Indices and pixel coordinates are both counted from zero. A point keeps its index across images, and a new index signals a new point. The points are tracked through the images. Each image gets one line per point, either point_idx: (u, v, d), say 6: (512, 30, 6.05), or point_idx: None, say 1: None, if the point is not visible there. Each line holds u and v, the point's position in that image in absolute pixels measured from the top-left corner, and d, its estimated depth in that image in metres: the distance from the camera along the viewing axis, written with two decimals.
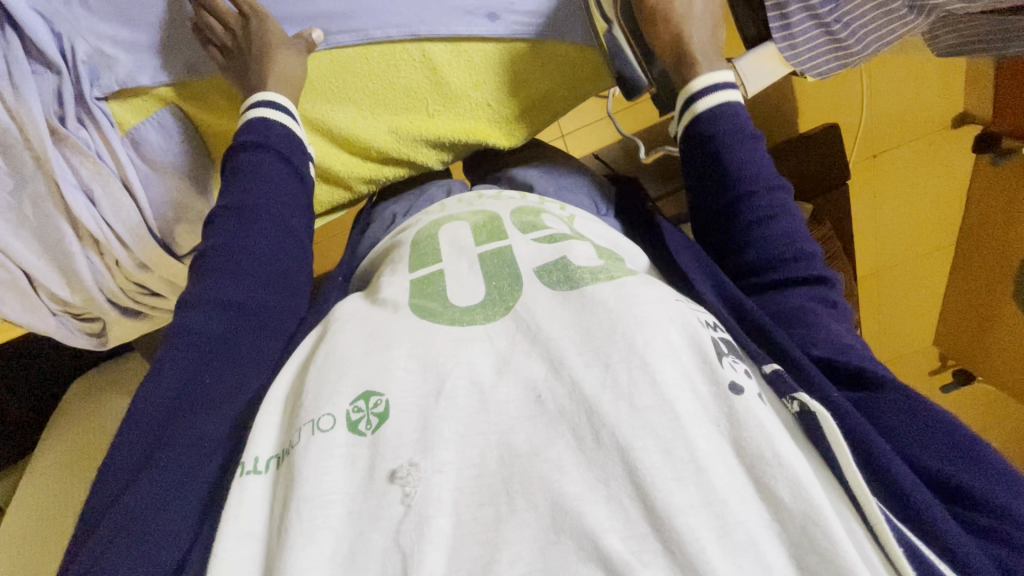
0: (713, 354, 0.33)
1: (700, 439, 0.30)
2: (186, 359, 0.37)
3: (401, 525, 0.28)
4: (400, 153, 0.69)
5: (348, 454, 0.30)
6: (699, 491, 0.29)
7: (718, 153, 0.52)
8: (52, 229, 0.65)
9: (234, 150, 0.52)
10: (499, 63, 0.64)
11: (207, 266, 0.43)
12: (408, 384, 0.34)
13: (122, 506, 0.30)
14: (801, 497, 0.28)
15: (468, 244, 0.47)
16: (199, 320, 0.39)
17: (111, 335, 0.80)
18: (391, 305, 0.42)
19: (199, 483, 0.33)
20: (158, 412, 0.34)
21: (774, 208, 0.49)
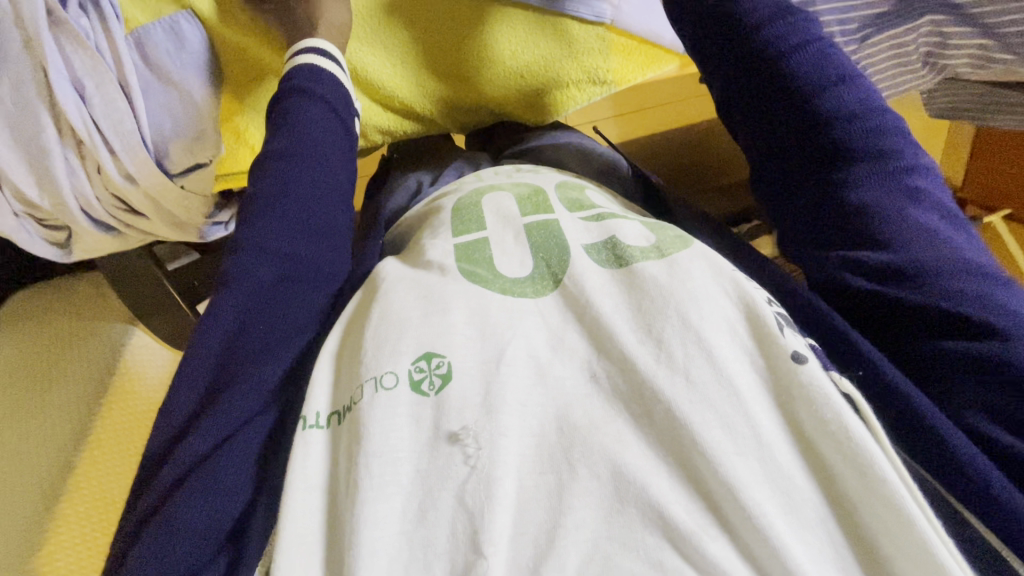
0: (773, 326, 0.32)
1: (761, 415, 0.30)
2: (237, 301, 0.36)
3: (468, 483, 0.28)
4: (425, 110, 0.66)
5: (413, 413, 0.30)
6: (762, 466, 0.29)
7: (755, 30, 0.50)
8: (29, 120, 0.53)
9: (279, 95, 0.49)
10: (542, 34, 0.64)
11: (254, 204, 0.41)
12: (470, 348, 0.33)
13: (185, 450, 0.31)
14: (865, 471, 0.28)
15: (514, 212, 0.44)
16: (247, 259, 0.37)
17: (79, 247, 0.65)
18: (437, 268, 0.39)
19: (258, 430, 0.33)
20: (214, 355, 0.34)
21: (811, 64, 0.47)
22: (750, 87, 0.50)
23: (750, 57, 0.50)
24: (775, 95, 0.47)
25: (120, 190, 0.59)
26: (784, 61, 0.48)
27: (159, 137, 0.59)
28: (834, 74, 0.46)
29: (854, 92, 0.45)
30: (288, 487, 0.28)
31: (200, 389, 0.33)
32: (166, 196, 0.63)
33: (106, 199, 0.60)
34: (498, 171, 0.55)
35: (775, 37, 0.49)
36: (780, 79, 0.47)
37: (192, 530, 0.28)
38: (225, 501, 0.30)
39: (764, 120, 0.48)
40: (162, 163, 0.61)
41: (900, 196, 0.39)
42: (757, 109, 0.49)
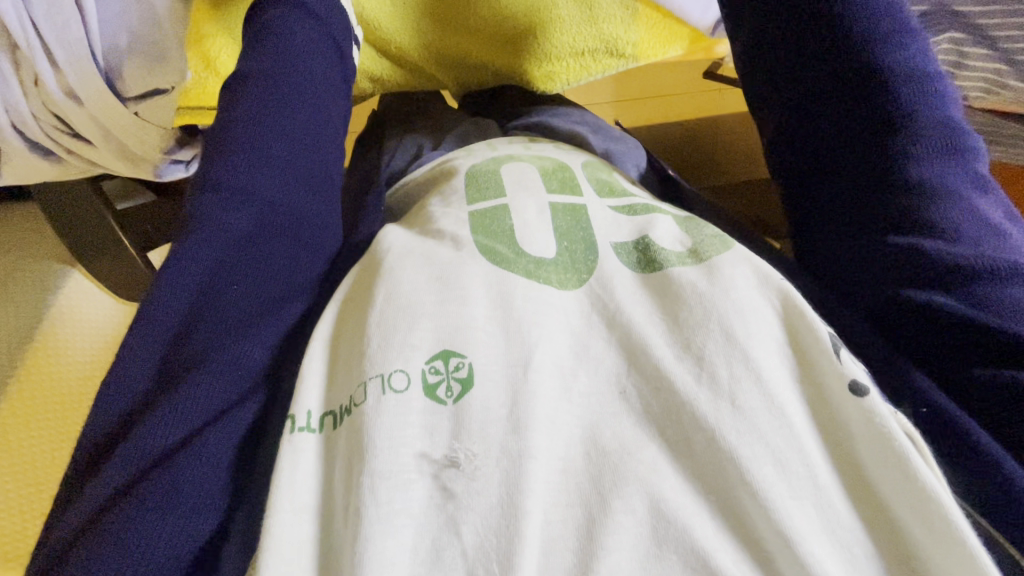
0: (829, 347, 0.28)
1: (815, 451, 0.26)
2: (203, 260, 0.30)
3: (487, 515, 0.23)
4: (423, 60, 0.57)
5: (426, 424, 0.25)
6: (819, 513, 0.25)
7: None
8: None
9: (265, 18, 0.41)
10: None
11: (224, 142, 0.34)
12: (490, 346, 0.27)
13: (138, 442, 0.25)
14: (938, 525, 0.24)
15: (539, 187, 0.36)
16: (214, 211, 0.31)
17: (6, 170, 0.54)
18: (449, 240, 0.32)
19: (233, 424, 0.27)
20: (173, 325, 0.28)
21: (876, 24, 0.43)
22: (801, 45, 0.45)
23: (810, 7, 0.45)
24: (831, 55, 0.44)
25: (61, 109, 0.49)
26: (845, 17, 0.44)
27: (113, 52, 0.48)
28: (897, 40, 0.42)
29: (919, 61, 0.41)
30: (274, 505, 0.24)
31: (155, 364, 0.28)
32: (117, 122, 0.52)
33: (44, 116, 0.50)
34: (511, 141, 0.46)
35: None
36: (842, 37, 0.43)
37: (148, 549, 0.24)
38: (186, 517, 0.25)
39: (815, 83, 0.44)
40: (113, 83, 0.50)
41: (954, 176, 0.36)
42: (809, 72, 0.45)
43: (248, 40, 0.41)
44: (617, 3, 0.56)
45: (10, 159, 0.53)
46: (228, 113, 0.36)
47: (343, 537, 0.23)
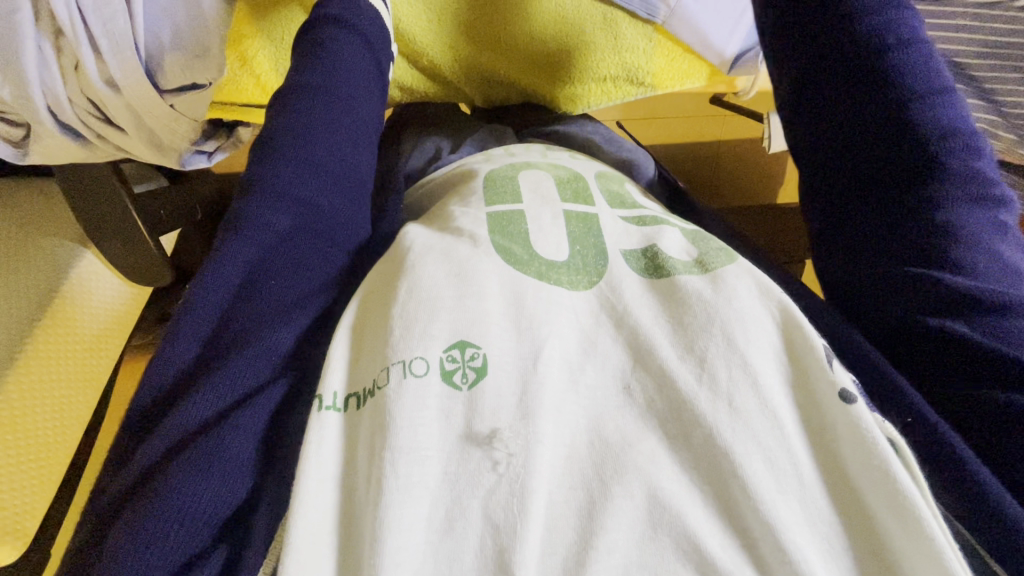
0: (823, 356, 0.31)
1: (802, 453, 0.29)
2: (249, 249, 0.32)
3: (498, 493, 0.25)
4: (452, 74, 0.59)
5: (442, 407, 0.27)
6: (803, 508, 0.28)
7: (858, 27, 0.48)
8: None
9: (313, 24, 0.44)
10: (590, 18, 0.57)
11: (269, 145, 0.37)
12: (504, 338, 0.29)
13: (180, 417, 0.28)
14: (913, 522, 0.27)
15: (554, 196, 0.39)
16: (260, 205, 0.34)
17: (38, 150, 0.56)
18: (468, 237, 0.34)
19: (264, 404, 0.29)
20: (217, 307, 0.31)
21: (910, 65, 0.46)
22: (838, 76, 0.48)
23: (850, 39, 0.48)
24: (867, 90, 0.46)
25: (99, 96, 0.52)
26: (883, 56, 0.46)
27: (155, 45, 0.51)
28: (927, 80, 0.45)
29: (946, 101, 0.44)
30: (302, 474, 0.26)
31: (196, 347, 0.30)
32: (151, 111, 0.55)
33: (80, 102, 0.52)
34: (529, 148, 0.48)
35: (879, 27, 0.47)
36: (878, 74, 0.46)
37: (190, 511, 0.26)
38: (223, 483, 0.27)
39: (847, 114, 0.47)
40: (154, 75, 0.53)
41: (973, 214, 0.40)
42: (846, 105, 0.47)
43: (295, 43, 0.44)
44: (643, 34, 0.58)
45: (44, 140, 0.55)
46: (274, 114, 0.38)
47: (366, 507, 0.25)
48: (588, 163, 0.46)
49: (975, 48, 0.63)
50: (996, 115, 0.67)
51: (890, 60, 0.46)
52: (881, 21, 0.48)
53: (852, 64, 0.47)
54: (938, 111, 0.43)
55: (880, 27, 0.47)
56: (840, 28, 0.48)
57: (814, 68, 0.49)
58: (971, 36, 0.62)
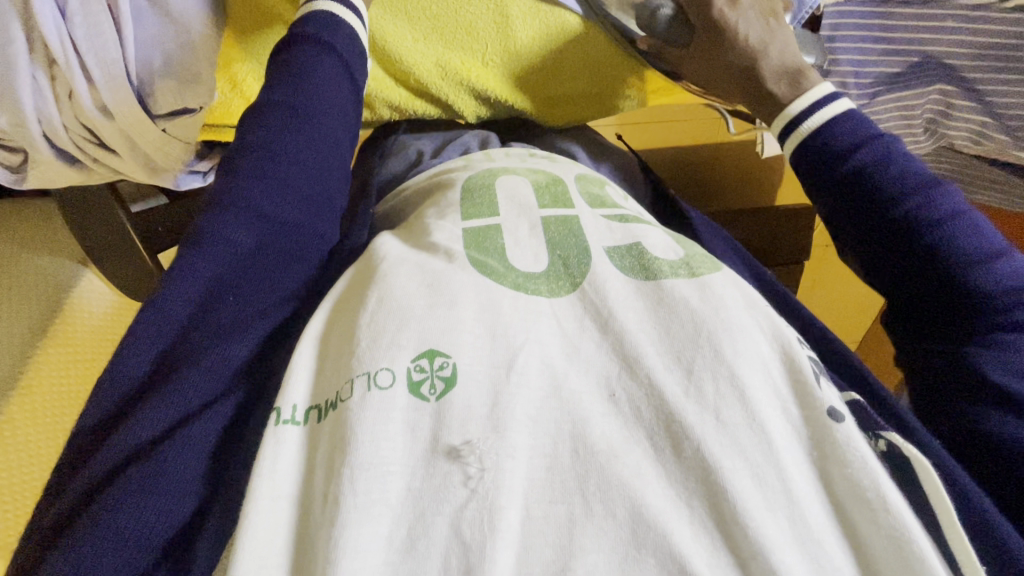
0: (809, 375, 0.30)
1: (790, 467, 0.28)
2: (208, 266, 0.32)
3: (466, 510, 0.25)
4: (439, 91, 0.58)
5: (409, 419, 0.26)
6: (791, 526, 0.26)
7: (886, 187, 0.43)
8: None
9: (288, 41, 0.44)
10: (580, 45, 0.57)
11: (240, 159, 0.37)
12: (478, 348, 0.29)
13: (125, 435, 0.27)
14: (899, 544, 0.26)
15: (532, 203, 0.38)
16: (223, 220, 0.33)
17: (34, 176, 0.58)
18: (443, 252, 0.34)
19: (213, 419, 0.29)
20: (173, 326, 0.30)
21: (958, 226, 0.41)
22: (886, 251, 0.43)
23: (882, 206, 0.43)
24: (915, 268, 0.41)
25: (92, 123, 0.53)
26: (935, 233, 0.40)
27: (146, 72, 0.52)
28: (984, 250, 0.40)
29: (1014, 270, 0.40)
30: (255, 493, 0.25)
31: (147, 364, 0.30)
32: (144, 136, 0.56)
33: (75, 128, 0.53)
34: (510, 153, 0.47)
35: (920, 203, 0.42)
36: (926, 239, 0.41)
37: (132, 530, 0.25)
38: (162, 502, 0.26)
39: (903, 284, 0.42)
40: (145, 100, 0.53)
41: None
42: (901, 278, 0.42)
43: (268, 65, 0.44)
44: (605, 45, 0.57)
45: (39, 165, 0.56)
46: (248, 129, 0.39)
47: (324, 528, 0.24)
48: (568, 166, 0.45)
49: (965, 49, 0.62)
50: (988, 116, 0.66)
51: (947, 239, 0.40)
52: (915, 192, 0.42)
53: (901, 238, 0.42)
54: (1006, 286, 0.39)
55: (918, 203, 0.42)
56: (876, 205, 0.43)
57: (861, 237, 0.44)
58: (959, 36, 0.62)
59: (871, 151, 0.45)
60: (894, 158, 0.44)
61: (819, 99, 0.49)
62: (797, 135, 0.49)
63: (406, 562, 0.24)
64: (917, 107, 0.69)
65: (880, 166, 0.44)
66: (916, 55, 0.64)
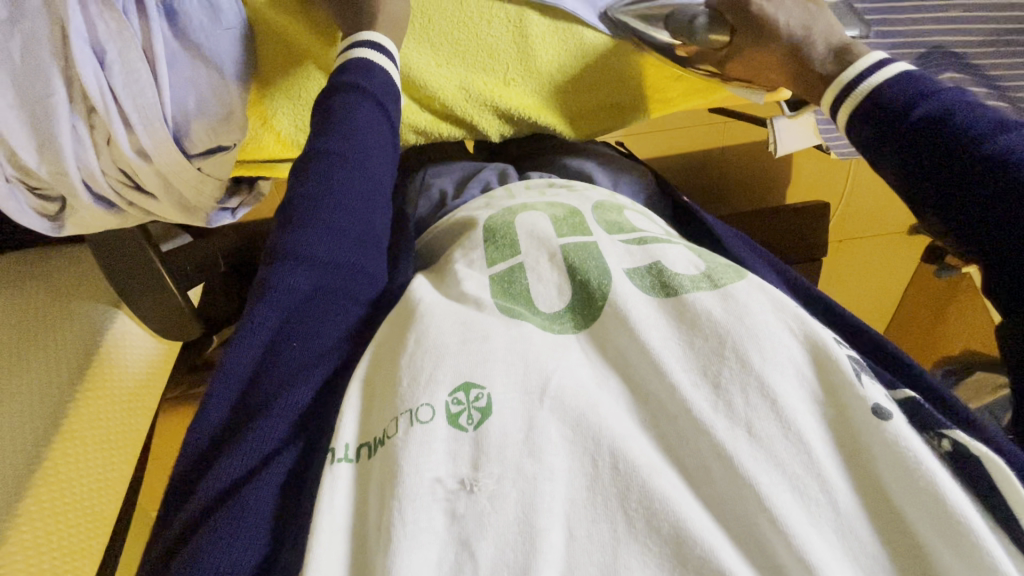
0: (850, 374, 0.30)
1: (835, 479, 0.28)
2: (275, 311, 0.34)
3: (515, 532, 0.25)
4: (463, 114, 0.59)
5: (450, 449, 0.27)
6: (840, 538, 0.27)
7: (952, 134, 0.41)
8: (40, 81, 0.48)
9: (328, 90, 0.46)
10: (598, 56, 0.59)
11: (292, 208, 0.39)
12: (510, 376, 0.29)
13: (212, 481, 0.29)
14: (971, 551, 0.26)
15: (550, 235, 0.38)
16: (284, 267, 0.36)
17: (73, 221, 0.61)
18: (473, 303, 0.34)
19: (281, 465, 0.30)
20: (248, 371, 0.33)
21: None
22: (973, 204, 0.39)
23: (955, 156, 0.40)
24: (1002, 217, 0.38)
25: (130, 166, 0.55)
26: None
27: (181, 115, 0.55)
28: None
29: None
30: (315, 527, 0.26)
31: (227, 409, 0.32)
32: (179, 175, 0.58)
33: (113, 173, 0.56)
34: (529, 185, 0.48)
35: (1001, 144, 0.39)
36: (1015, 180, 0.37)
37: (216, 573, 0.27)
38: (242, 548, 0.27)
39: (995, 236, 0.38)
40: (182, 142, 0.56)
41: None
42: (990, 232, 0.38)
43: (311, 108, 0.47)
44: (624, 56, 0.59)
45: (79, 212, 0.59)
46: (294, 180, 0.41)
47: (376, 557, 0.25)
48: (587, 194, 0.45)
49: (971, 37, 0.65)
50: None
51: None
52: (994, 135, 0.40)
53: (986, 175, 0.39)
54: None
55: (1001, 146, 0.39)
56: (946, 154, 0.41)
57: (936, 188, 0.41)
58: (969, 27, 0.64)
59: (934, 102, 0.43)
60: (964, 106, 0.42)
61: (875, 63, 0.49)
62: (852, 104, 0.48)
63: None
64: None
65: (944, 114, 0.42)
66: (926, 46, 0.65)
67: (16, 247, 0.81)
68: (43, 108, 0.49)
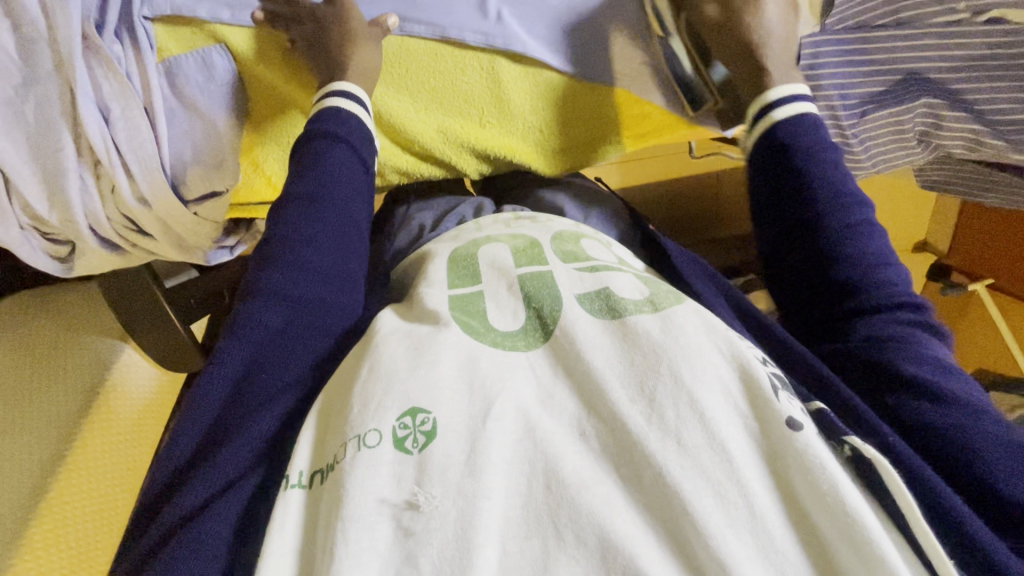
0: (769, 389, 0.33)
1: (754, 486, 0.30)
2: (244, 348, 0.37)
3: (448, 549, 0.27)
4: (442, 156, 0.63)
5: (394, 472, 0.30)
6: (754, 539, 0.29)
7: (805, 188, 0.49)
8: (50, 137, 0.53)
9: (307, 138, 0.50)
10: (567, 96, 0.61)
11: (267, 250, 0.42)
12: (457, 402, 0.32)
13: (176, 505, 0.32)
14: (866, 549, 0.28)
15: (509, 266, 0.41)
16: (255, 306, 0.39)
17: (81, 263, 0.66)
18: (433, 321, 0.37)
19: (240, 491, 0.33)
20: (215, 407, 0.36)
21: (869, 235, 0.47)
22: (803, 254, 0.48)
23: (804, 210, 0.49)
24: (816, 270, 0.47)
25: (132, 212, 0.60)
26: (842, 234, 0.47)
27: (178, 164, 0.60)
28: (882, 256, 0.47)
29: (896, 271, 0.46)
30: (265, 550, 0.29)
31: (195, 440, 0.35)
32: (177, 220, 0.63)
33: (117, 219, 0.61)
34: (497, 219, 0.51)
35: (835, 206, 0.48)
36: (833, 241, 0.47)
37: None
38: (199, 564, 0.30)
39: (811, 281, 0.48)
40: (177, 189, 0.61)
41: (942, 371, 0.41)
42: (808, 279, 0.48)
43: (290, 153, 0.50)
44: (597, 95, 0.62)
45: (87, 254, 0.64)
46: (273, 220, 0.44)
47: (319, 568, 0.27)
48: (550, 225, 0.48)
49: (946, 63, 0.60)
50: (979, 124, 0.62)
51: (849, 242, 0.47)
52: (838, 199, 0.48)
53: (807, 235, 0.48)
54: (891, 283, 0.45)
55: (837, 208, 0.48)
56: (796, 204, 0.49)
57: (779, 229, 0.50)
58: (951, 54, 0.59)
59: (802, 152, 0.50)
60: (824, 165, 0.50)
61: (793, 95, 0.53)
62: (757, 125, 0.54)
63: None
64: (908, 121, 0.65)
65: (805, 169, 0.50)
66: (897, 73, 0.62)
67: (31, 288, 0.86)
68: (52, 162, 0.54)
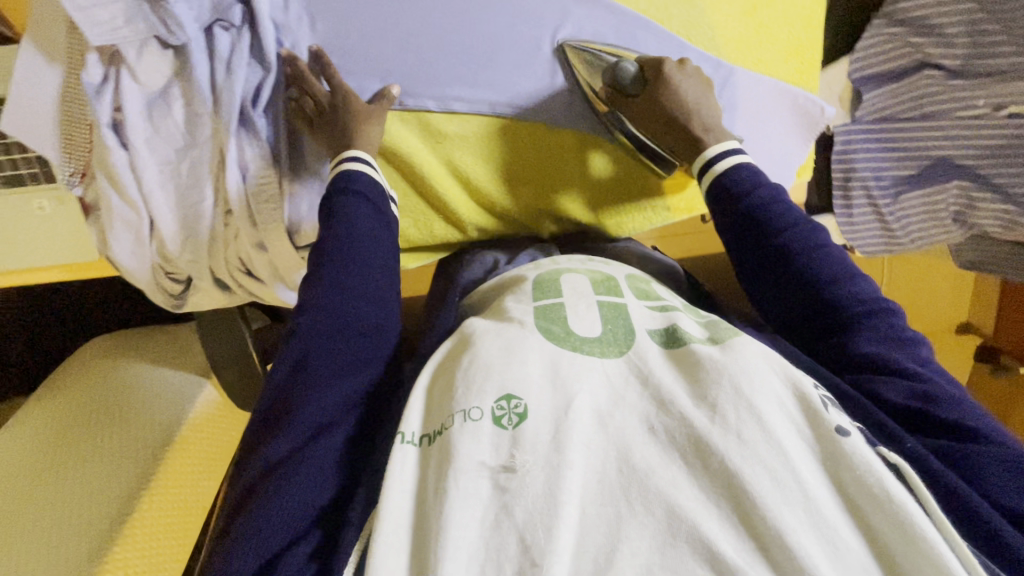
0: (819, 403, 0.37)
1: (806, 475, 0.35)
2: (300, 350, 0.46)
3: (535, 505, 0.33)
4: (517, 215, 0.72)
5: (493, 442, 0.36)
6: (809, 518, 0.33)
7: (760, 225, 0.57)
8: (196, 190, 0.64)
9: (328, 196, 0.57)
10: (622, 171, 0.72)
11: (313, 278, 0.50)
12: (541, 393, 0.38)
13: (259, 461, 0.42)
14: (910, 535, 0.33)
15: (588, 291, 0.48)
16: (308, 318, 0.47)
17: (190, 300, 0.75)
18: (517, 321, 0.44)
19: (304, 452, 0.42)
20: (280, 390, 0.45)
21: (822, 262, 0.54)
22: (779, 285, 0.55)
23: (769, 246, 0.56)
24: (798, 298, 0.54)
25: (247, 254, 0.69)
26: (806, 268, 0.54)
27: (296, 215, 0.68)
28: (845, 277, 0.53)
29: (861, 290, 0.53)
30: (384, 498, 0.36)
31: (267, 412, 0.45)
32: (288, 264, 0.70)
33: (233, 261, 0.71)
34: (572, 258, 0.59)
35: (791, 238, 0.55)
36: (804, 274, 0.54)
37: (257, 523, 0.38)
38: (286, 506, 0.39)
39: (797, 314, 0.54)
40: (293, 235, 0.68)
41: (933, 384, 0.47)
42: (791, 308, 0.54)
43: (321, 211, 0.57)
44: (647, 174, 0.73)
45: (200, 290, 0.74)
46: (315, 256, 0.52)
47: (433, 513, 0.33)
48: (618, 267, 0.56)
49: (977, 149, 0.72)
50: (1010, 205, 0.71)
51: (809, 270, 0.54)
52: (792, 232, 0.56)
53: (779, 270, 0.55)
54: (859, 305, 0.52)
55: (796, 238, 0.55)
56: (760, 240, 0.56)
57: (753, 263, 0.57)
58: (974, 143, 0.71)
59: (754, 196, 0.58)
60: (775, 206, 0.58)
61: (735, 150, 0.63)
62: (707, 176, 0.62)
63: (485, 545, 0.33)
64: (943, 201, 0.76)
65: (764, 210, 0.57)
66: (930, 157, 0.75)
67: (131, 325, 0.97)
68: (193, 211, 0.65)
